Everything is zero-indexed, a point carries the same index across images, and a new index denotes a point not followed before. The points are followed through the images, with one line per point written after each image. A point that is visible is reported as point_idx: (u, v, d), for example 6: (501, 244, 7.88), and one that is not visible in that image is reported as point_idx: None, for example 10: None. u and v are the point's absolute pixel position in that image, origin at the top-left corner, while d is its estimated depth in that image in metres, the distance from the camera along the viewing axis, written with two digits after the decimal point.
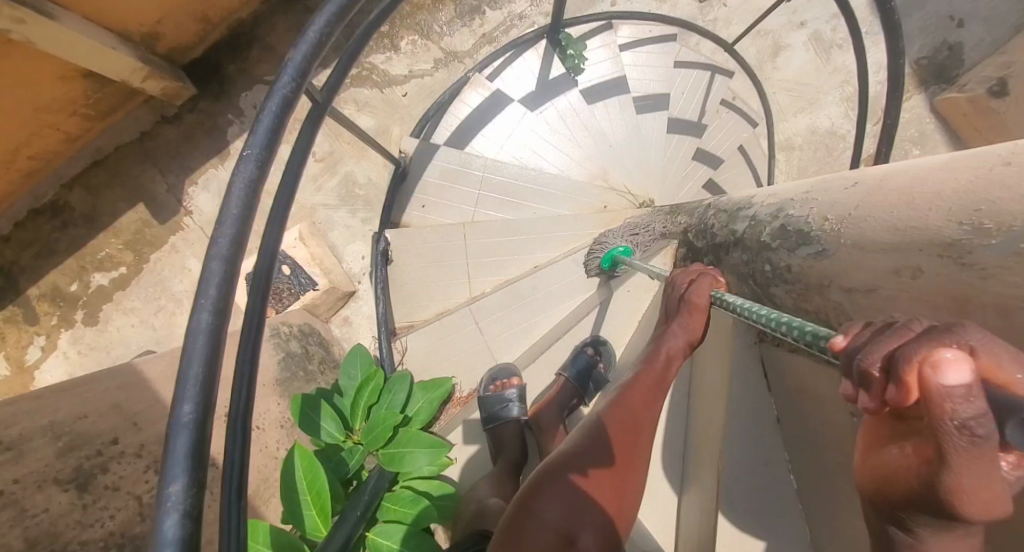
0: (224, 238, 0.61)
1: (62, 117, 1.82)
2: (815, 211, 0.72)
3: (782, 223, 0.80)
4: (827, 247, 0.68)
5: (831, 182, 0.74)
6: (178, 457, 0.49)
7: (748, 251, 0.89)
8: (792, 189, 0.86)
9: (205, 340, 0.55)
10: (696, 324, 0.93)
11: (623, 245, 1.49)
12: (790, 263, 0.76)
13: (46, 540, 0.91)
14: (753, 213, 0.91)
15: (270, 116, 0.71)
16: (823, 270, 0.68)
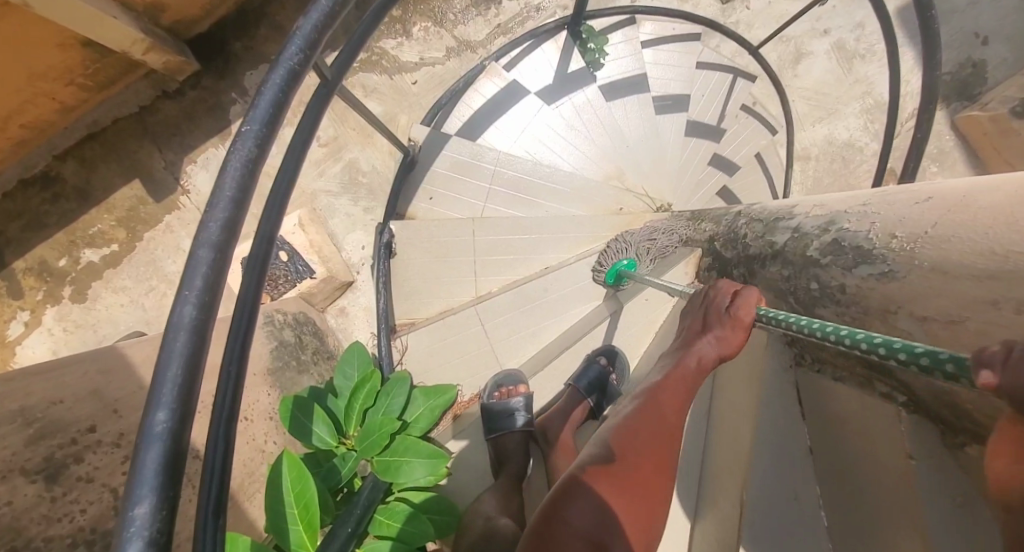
0: (215, 222, 0.54)
1: (58, 86, 1.74)
2: (879, 228, 0.72)
3: (834, 238, 0.81)
4: (895, 268, 0.68)
5: (896, 198, 0.74)
6: (146, 472, 0.41)
7: (790, 265, 0.91)
8: (844, 201, 0.87)
9: (188, 337, 0.48)
10: (732, 334, 0.89)
11: (628, 259, 1.47)
12: (845, 283, 0.77)
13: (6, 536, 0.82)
14: (797, 225, 0.92)
15: (274, 90, 0.64)
16: (890, 293, 0.68)
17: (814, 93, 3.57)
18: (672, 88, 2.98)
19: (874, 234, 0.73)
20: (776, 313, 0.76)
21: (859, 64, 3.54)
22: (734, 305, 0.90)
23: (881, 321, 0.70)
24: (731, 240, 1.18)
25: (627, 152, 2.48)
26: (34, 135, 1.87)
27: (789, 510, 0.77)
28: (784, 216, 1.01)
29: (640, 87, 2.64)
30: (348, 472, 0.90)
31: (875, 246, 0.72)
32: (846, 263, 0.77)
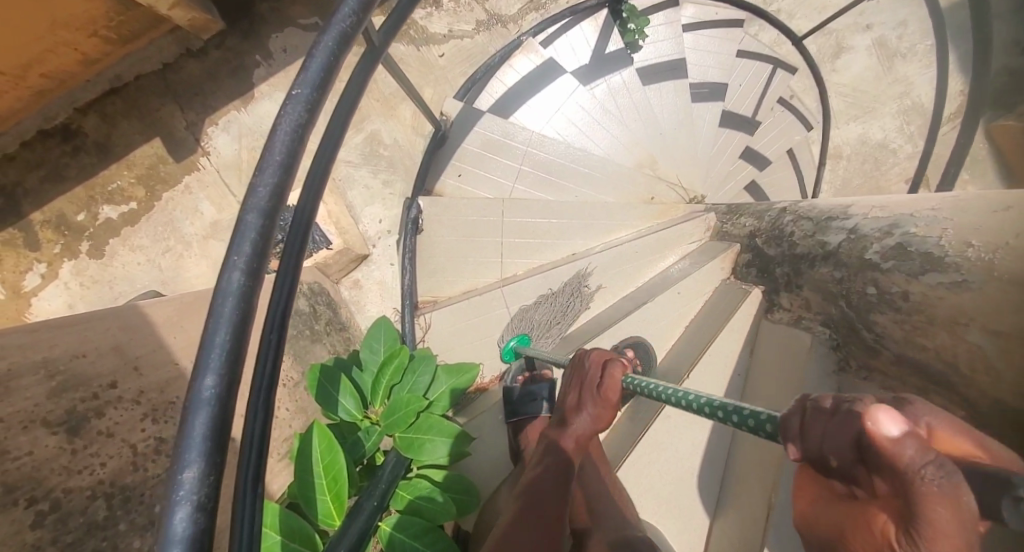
0: (264, 187, 0.53)
1: (81, 36, 1.67)
2: (953, 238, 0.88)
3: (897, 242, 0.97)
4: (969, 277, 0.83)
5: (963, 207, 0.90)
6: (194, 438, 0.41)
7: (844, 266, 1.07)
8: (899, 207, 1.04)
9: (236, 303, 0.47)
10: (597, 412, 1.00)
11: (522, 335, 1.58)
12: (908, 292, 0.92)
13: (26, 486, 0.85)
14: (854, 226, 1.08)
15: (325, 53, 0.62)
16: (967, 305, 0.82)
17: (851, 90, 3.47)
18: (710, 75, 2.91)
19: (946, 242, 0.88)
20: (657, 383, 0.84)
21: (899, 63, 3.42)
22: (602, 383, 0.99)
23: (949, 331, 0.85)
24: (777, 236, 1.34)
25: (658, 139, 2.45)
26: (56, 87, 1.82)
27: None
28: (837, 217, 1.16)
29: (676, 71, 2.65)
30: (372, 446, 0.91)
31: (948, 253, 0.87)
32: (912, 269, 0.92)
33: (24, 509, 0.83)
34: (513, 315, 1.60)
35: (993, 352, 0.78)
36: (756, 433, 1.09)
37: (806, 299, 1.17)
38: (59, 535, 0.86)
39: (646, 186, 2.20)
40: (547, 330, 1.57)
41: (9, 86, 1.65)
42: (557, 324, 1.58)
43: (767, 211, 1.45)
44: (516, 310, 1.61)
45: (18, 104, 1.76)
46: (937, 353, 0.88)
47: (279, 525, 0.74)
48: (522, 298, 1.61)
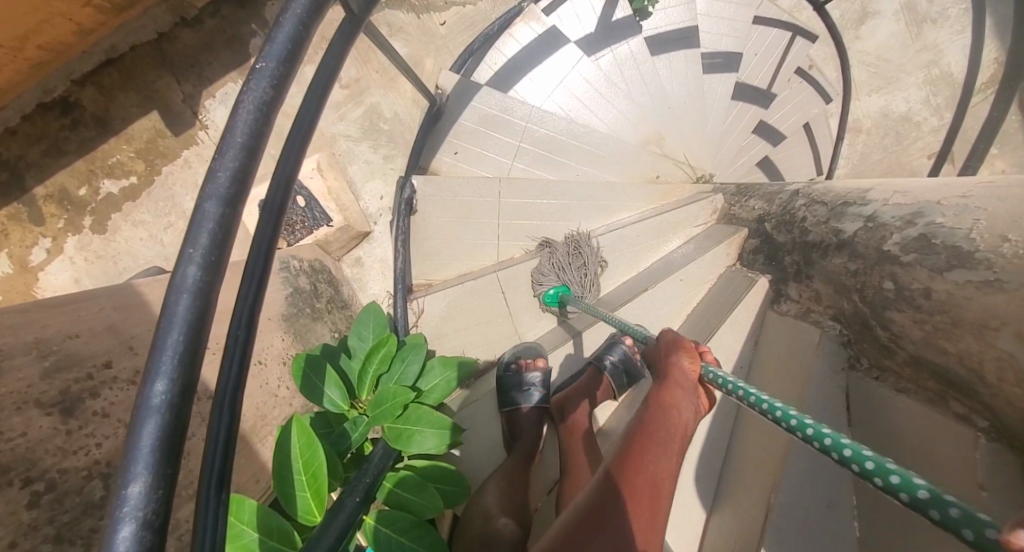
0: (224, 172, 0.48)
1: (76, 6, 1.54)
2: (980, 229, 0.80)
3: (920, 232, 0.90)
4: (1004, 277, 0.74)
5: (995, 196, 0.83)
6: (141, 449, 0.38)
7: (862, 258, 1.01)
8: (923, 193, 0.97)
9: (192, 300, 0.43)
10: (670, 413, 0.87)
11: (562, 285, 1.52)
12: (931, 289, 0.86)
13: (19, 466, 0.81)
14: (871, 214, 1.03)
15: (294, 21, 0.56)
16: (995, 305, 0.75)
17: (875, 59, 3.30)
18: (724, 44, 2.75)
19: (976, 234, 0.81)
20: (740, 384, 0.77)
21: (929, 29, 3.24)
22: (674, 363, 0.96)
23: (976, 336, 0.78)
24: (787, 223, 1.28)
25: (667, 115, 2.36)
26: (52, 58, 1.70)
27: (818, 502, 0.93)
28: (854, 202, 1.10)
29: (687, 41, 2.56)
30: (359, 436, 0.90)
31: (979, 248, 0.79)
32: (936, 264, 0.85)
33: (20, 490, 0.80)
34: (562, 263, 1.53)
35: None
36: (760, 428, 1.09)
37: (816, 292, 1.14)
38: (56, 515, 0.84)
39: (652, 164, 2.11)
40: (591, 287, 1.52)
41: (6, 58, 1.53)
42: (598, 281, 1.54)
43: (779, 194, 1.38)
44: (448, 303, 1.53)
45: (16, 76, 1.64)
46: (960, 360, 0.83)
47: (256, 523, 0.74)
48: (582, 249, 1.55)
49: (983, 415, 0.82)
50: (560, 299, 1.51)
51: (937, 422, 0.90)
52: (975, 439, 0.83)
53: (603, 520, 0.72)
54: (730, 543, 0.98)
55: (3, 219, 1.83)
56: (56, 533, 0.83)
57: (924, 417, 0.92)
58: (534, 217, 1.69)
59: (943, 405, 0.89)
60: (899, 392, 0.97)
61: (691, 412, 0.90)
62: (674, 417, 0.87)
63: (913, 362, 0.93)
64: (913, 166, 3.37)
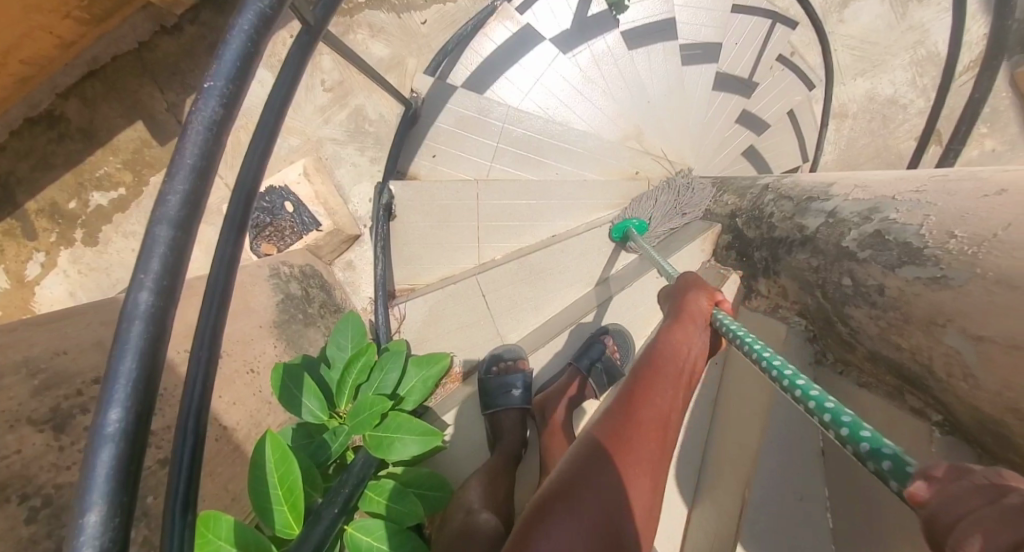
0: (175, 195, 0.48)
1: (55, 19, 1.52)
2: (930, 223, 0.80)
3: (876, 227, 0.90)
4: (949, 274, 0.74)
5: (952, 185, 0.83)
6: (96, 478, 0.39)
7: (823, 254, 1.01)
8: (883, 185, 0.97)
9: (144, 326, 0.44)
10: (679, 350, 0.88)
11: (639, 220, 1.54)
12: (885, 285, 0.86)
13: (18, 482, 0.80)
14: (832, 208, 1.03)
15: (240, 39, 0.56)
16: (939, 300, 0.76)
17: (859, 42, 3.29)
18: (703, 35, 2.71)
19: (926, 231, 0.81)
20: (745, 335, 0.82)
21: (914, 9, 3.22)
22: (690, 304, 0.97)
23: (925, 333, 0.79)
24: (756, 218, 1.28)
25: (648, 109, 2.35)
26: (36, 72, 1.71)
27: (788, 493, 0.94)
28: (817, 198, 1.10)
29: (665, 33, 2.52)
30: (338, 446, 0.91)
31: (927, 245, 0.79)
32: (890, 260, 0.86)
33: (19, 505, 0.78)
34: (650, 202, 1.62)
35: (973, 360, 0.71)
36: (733, 425, 1.10)
37: (783, 287, 1.16)
38: (54, 529, 0.80)
39: (630, 160, 2.07)
40: (670, 218, 1.59)
41: None
42: (679, 212, 1.61)
43: (750, 189, 1.39)
44: (424, 309, 1.55)
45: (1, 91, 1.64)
46: (913, 354, 0.83)
47: (234, 538, 0.75)
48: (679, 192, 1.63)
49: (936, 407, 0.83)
50: (628, 231, 1.53)
51: (894, 415, 0.90)
52: (928, 432, 0.83)
53: (614, 450, 0.73)
54: (708, 536, 1.00)
55: None
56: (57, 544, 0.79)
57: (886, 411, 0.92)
58: (512, 219, 1.70)
59: (900, 398, 0.90)
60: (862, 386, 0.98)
61: (699, 347, 0.92)
62: (683, 353, 0.89)
63: (872, 357, 0.94)
64: (901, 149, 3.38)
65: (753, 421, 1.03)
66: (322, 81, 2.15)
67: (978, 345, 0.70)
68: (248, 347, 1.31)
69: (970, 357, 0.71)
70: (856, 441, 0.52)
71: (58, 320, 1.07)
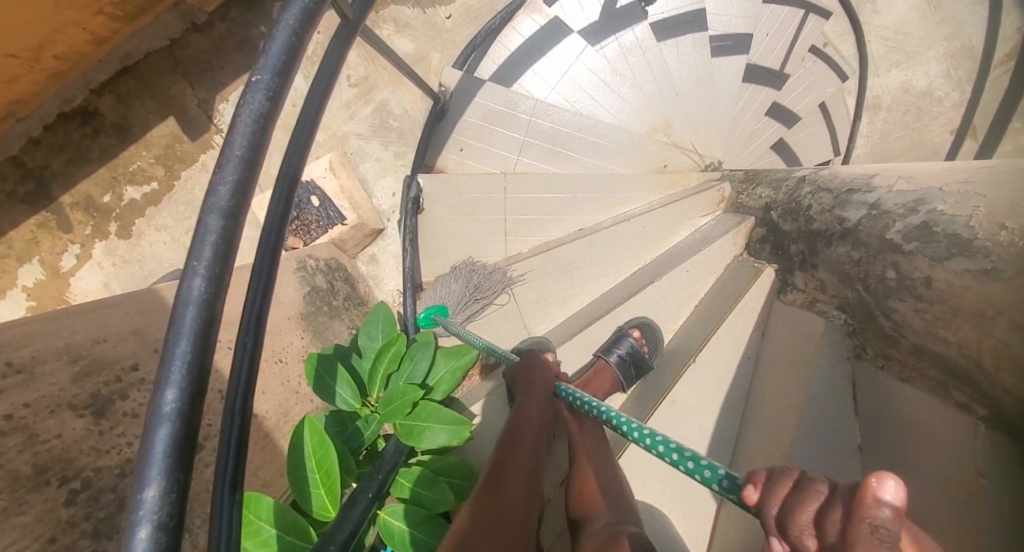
0: (224, 186, 0.50)
1: (88, 16, 1.57)
2: (980, 215, 0.78)
3: (921, 219, 0.88)
4: (1000, 266, 0.72)
5: (996, 175, 0.81)
6: (155, 455, 0.41)
7: (865, 246, 0.99)
8: (927, 177, 0.94)
9: (197, 312, 0.46)
10: (529, 414, 1.06)
11: (438, 306, 1.51)
12: (931, 278, 0.84)
13: (58, 466, 0.85)
14: (875, 200, 1.01)
15: (286, 33, 0.57)
16: (991, 295, 0.73)
17: (894, 33, 3.17)
18: (733, 25, 2.64)
19: (976, 222, 0.78)
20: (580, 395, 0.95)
21: None
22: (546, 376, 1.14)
23: (973, 326, 0.77)
24: (793, 211, 1.27)
25: (676, 102, 2.36)
26: (70, 68, 1.75)
27: None
28: (858, 189, 1.08)
29: (695, 24, 2.47)
30: (370, 434, 0.95)
31: (977, 236, 0.77)
32: (938, 252, 0.83)
33: (58, 488, 0.84)
34: (452, 286, 1.56)
35: (1021, 353, 0.69)
36: (765, 422, 1.08)
37: (821, 281, 1.13)
38: (92, 511, 0.87)
39: (659, 153, 2.08)
40: (467, 305, 1.53)
41: (25, 71, 1.57)
42: (474, 299, 1.54)
43: (786, 181, 1.37)
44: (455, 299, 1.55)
45: (37, 87, 1.69)
46: (960, 348, 0.81)
47: (274, 519, 0.78)
48: (474, 278, 1.56)
49: (981, 402, 0.80)
50: (432, 319, 1.50)
51: (934, 410, 0.88)
52: (972, 427, 0.80)
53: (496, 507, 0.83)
54: (739, 532, 0.99)
55: (34, 227, 1.90)
56: (94, 529, 0.86)
57: (925, 406, 0.89)
58: (539, 212, 1.71)
59: (944, 393, 0.87)
60: (903, 381, 0.95)
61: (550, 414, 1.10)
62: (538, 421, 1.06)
63: (916, 351, 0.92)
64: (935, 144, 3.25)
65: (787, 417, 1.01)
66: (348, 77, 2.16)
67: None
68: (276, 338, 1.35)
69: (1019, 350, 0.69)
70: (699, 471, 0.59)
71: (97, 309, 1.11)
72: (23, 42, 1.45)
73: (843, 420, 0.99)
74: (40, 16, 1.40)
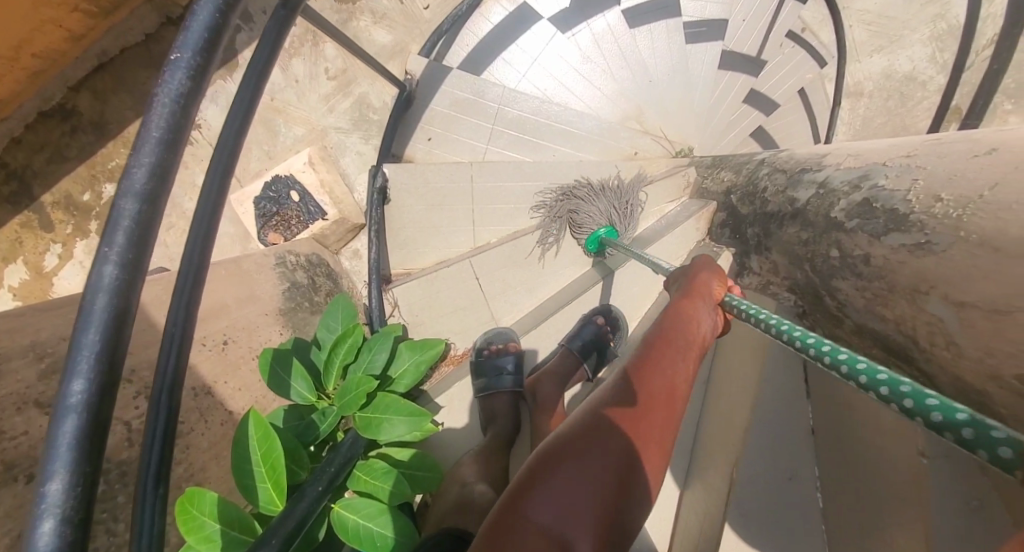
0: (141, 168, 0.44)
1: (64, 11, 1.51)
2: (916, 188, 0.77)
3: (864, 196, 0.87)
4: (933, 239, 0.72)
5: (939, 150, 0.80)
6: (59, 448, 0.37)
7: (812, 227, 0.99)
8: (873, 154, 0.94)
9: (109, 299, 0.41)
10: (693, 325, 0.80)
11: (609, 227, 1.54)
12: (870, 256, 0.84)
13: (24, 462, 0.82)
14: (825, 178, 1.00)
15: (210, 7, 0.50)
16: (923, 275, 0.73)
17: (876, 17, 3.19)
18: (709, 12, 2.63)
19: (912, 195, 0.78)
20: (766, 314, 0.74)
21: None
22: (702, 281, 0.90)
23: (910, 301, 0.76)
24: (750, 194, 1.26)
25: (650, 90, 2.36)
26: (47, 66, 1.68)
27: (778, 486, 0.95)
28: (810, 168, 1.07)
29: (669, 10, 2.44)
30: (327, 426, 0.94)
31: (914, 210, 0.76)
32: (876, 229, 0.83)
33: (23, 485, 0.81)
34: (612, 203, 1.55)
35: (955, 328, 0.68)
36: (723, 407, 1.11)
37: (774, 263, 1.13)
38: None
39: (629, 140, 2.06)
40: (610, 212, 1.55)
41: (4, 69, 1.50)
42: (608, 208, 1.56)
43: (747, 164, 1.36)
44: (603, 199, 1.56)
45: (16, 86, 1.62)
46: (897, 325, 0.80)
47: (218, 514, 0.78)
48: (632, 198, 1.57)
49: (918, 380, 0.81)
50: (602, 240, 1.53)
51: None
52: None
53: (623, 412, 0.65)
54: (698, 519, 1.02)
55: (14, 227, 1.85)
56: None
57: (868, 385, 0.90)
58: (508, 203, 1.70)
59: None
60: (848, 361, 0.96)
61: (710, 323, 0.84)
62: (693, 325, 0.80)
63: (859, 331, 0.92)
64: (918, 128, 3.26)
65: (745, 397, 1.02)
66: (326, 69, 2.13)
67: (958, 314, 0.67)
68: (253, 335, 1.32)
69: (952, 325, 0.69)
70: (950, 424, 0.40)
71: (71, 307, 1.06)
72: (5, 42, 1.39)
73: (797, 405, 1.00)
74: (17, 14, 1.34)
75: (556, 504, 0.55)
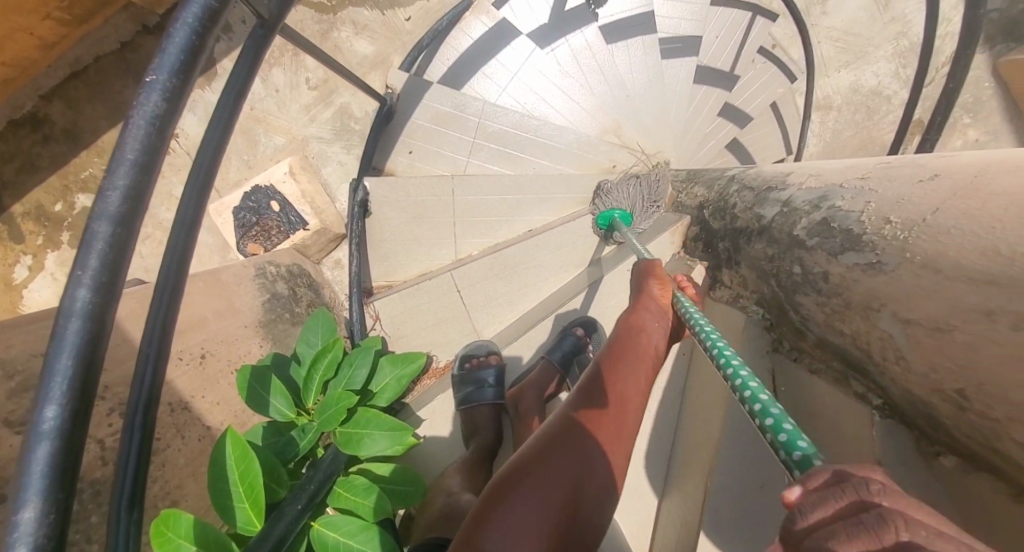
0: (114, 191, 0.43)
1: (35, 20, 1.47)
2: (871, 209, 0.81)
3: (824, 215, 0.91)
4: (883, 259, 0.75)
5: (897, 171, 0.84)
6: (32, 476, 0.37)
7: (776, 243, 1.03)
8: (833, 174, 0.98)
9: (82, 325, 0.40)
10: (645, 339, 0.94)
11: (624, 210, 1.56)
12: (828, 271, 0.87)
13: None
14: (788, 197, 1.04)
15: (185, 32, 0.50)
16: (874, 291, 0.76)
17: (843, 33, 3.31)
18: (682, 28, 2.71)
19: (866, 216, 0.82)
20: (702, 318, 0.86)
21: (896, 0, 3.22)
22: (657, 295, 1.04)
23: (863, 316, 0.79)
24: (721, 209, 1.30)
25: (627, 104, 2.41)
26: (18, 75, 1.65)
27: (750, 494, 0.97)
28: (775, 186, 1.12)
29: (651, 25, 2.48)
30: (307, 443, 0.95)
31: (867, 230, 0.80)
32: (834, 246, 0.86)
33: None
34: (641, 191, 1.59)
35: (902, 343, 0.71)
36: (697, 415, 1.14)
37: (743, 276, 1.17)
38: None
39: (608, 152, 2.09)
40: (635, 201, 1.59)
41: None
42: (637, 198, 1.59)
43: (718, 180, 1.40)
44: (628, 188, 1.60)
45: None
46: (853, 338, 0.83)
47: (193, 535, 0.77)
48: (659, 182, 1.60)
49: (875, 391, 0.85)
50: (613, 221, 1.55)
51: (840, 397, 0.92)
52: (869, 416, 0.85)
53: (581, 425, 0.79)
54: (674, 527, 1.05)
55: None
56: None
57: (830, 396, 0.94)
58: (489, 214, 1.73)
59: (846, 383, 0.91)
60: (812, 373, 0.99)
61: (659, 331, 0.98)
62: (644, 337, 0.95)
63: (820, 343, 0.95)
64: (884, 141, 3.39)
65: (716, 408, 1.06)
66: (307, 79, 2.11)
67: (903, 329, 0.70)
68: (232, 349, 1.30)
69: (899, 340, 0.71)
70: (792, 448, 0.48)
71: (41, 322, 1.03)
72: None
73: None
74: None
75: (524, 509, 0.68)
